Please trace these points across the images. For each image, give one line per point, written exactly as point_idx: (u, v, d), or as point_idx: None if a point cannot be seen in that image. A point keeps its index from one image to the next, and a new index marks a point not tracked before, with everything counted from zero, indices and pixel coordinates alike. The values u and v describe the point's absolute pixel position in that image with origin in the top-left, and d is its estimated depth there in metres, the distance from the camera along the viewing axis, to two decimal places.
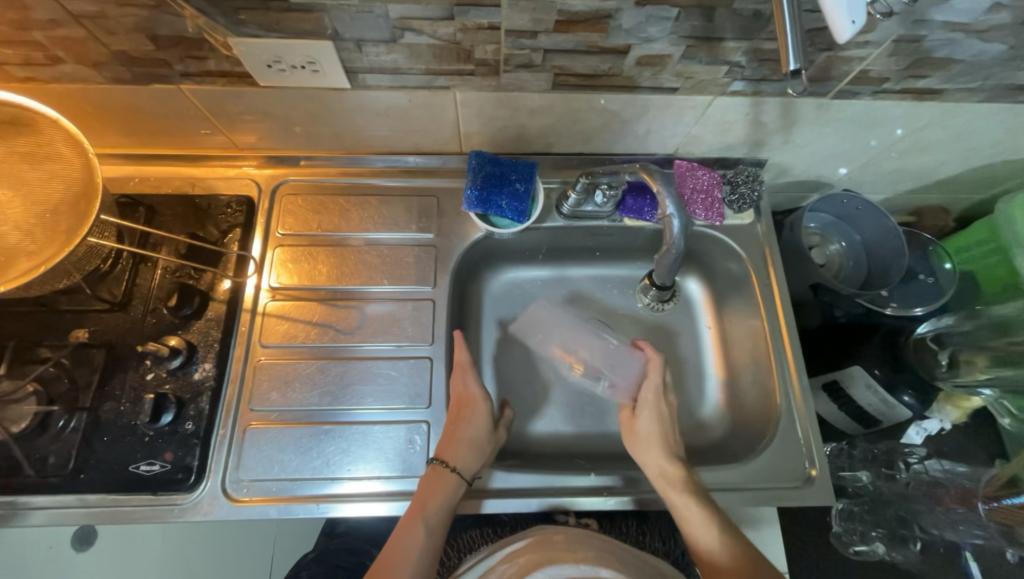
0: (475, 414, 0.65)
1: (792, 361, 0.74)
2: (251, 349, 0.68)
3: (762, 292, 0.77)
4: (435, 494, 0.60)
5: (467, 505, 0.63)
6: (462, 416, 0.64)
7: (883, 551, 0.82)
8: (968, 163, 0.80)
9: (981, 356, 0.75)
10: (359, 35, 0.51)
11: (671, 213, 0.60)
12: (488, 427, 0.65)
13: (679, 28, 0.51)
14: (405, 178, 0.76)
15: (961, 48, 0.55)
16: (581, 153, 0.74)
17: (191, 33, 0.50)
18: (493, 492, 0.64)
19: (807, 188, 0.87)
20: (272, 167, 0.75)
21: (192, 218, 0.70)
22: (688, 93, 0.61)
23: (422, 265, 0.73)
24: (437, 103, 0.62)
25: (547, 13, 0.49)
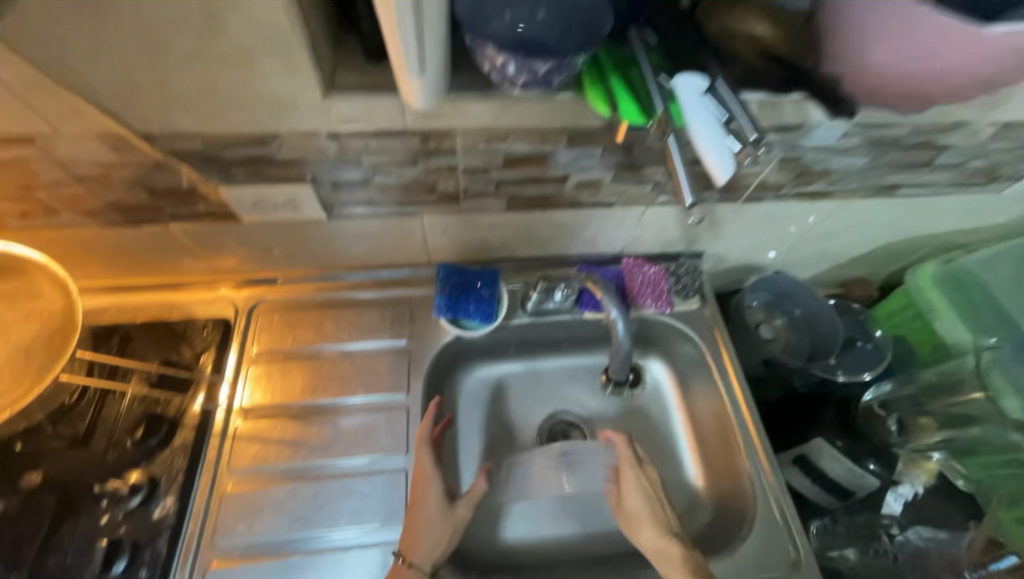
0: (427, 489, 0.64)
1: (757, 437, 0.77)
2: (218, 478, 0.65)
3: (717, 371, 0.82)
4: None
5: None
6: (416, 494, 0.64)
7: None
8: (874, 243, 0.93)
9: None
10: (336, 178, 0.59)
11: (615, 316, 0.69)
12: (442, 503, 0.64)
13: (607, 160, 0.62)
14: (379, 289, 0.80)
15: (834, 162, 0.68)
16: (540, 257, 0.82)
17: (184, 185, 0.57)
18: None
19: (745, 272, 0.97)
20: (250, 287, 0.78)
21: (167, 344, 0.72)
22: (624, 206, 0.71)
23: (396, 371, 0.75)
24: (406, 225, 0.69)
25: (496, 155, 0.58)
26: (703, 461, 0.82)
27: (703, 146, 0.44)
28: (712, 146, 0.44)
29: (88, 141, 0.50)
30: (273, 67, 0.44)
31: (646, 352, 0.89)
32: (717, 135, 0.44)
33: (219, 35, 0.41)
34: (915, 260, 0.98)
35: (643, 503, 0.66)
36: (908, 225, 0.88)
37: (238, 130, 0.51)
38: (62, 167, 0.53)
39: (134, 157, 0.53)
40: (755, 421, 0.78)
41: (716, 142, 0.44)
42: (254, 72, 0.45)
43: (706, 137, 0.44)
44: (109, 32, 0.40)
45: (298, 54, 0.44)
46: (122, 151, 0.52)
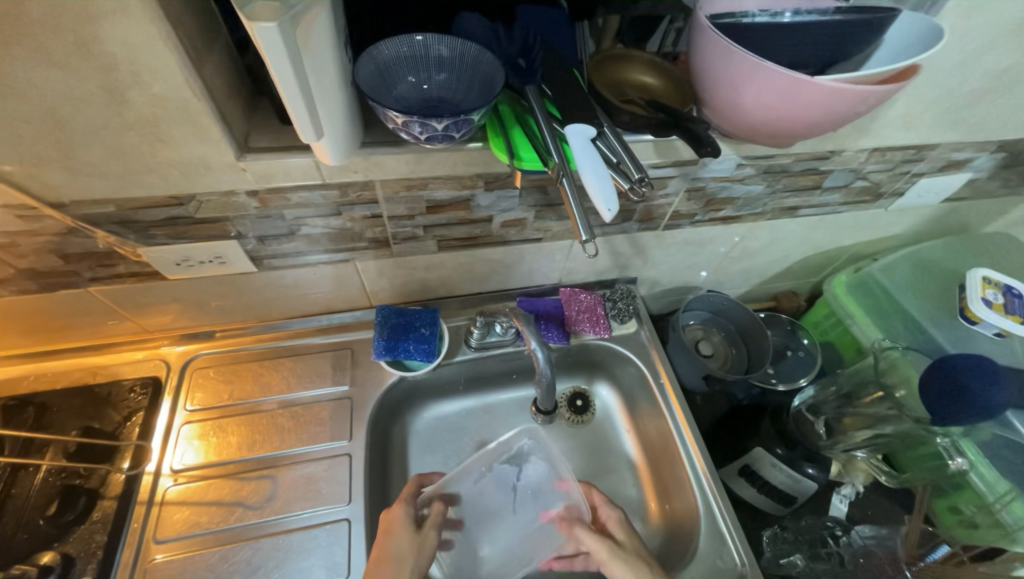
0: (393, 523, 0.63)
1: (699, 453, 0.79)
2: (143, 550, 0.62)
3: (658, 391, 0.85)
4: None
5: None
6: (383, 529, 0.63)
7: None
8: (791, 258, 1.00)
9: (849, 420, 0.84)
10: (261, 232, 0.60)
11: (534, 348, 0.71)
12: (411, 533, 0.63)
13: (527, 200, 0.66)
14: (320, 335, 0.80)
15: (735, 190, 0.75)
16: (480, 293, 0.85)
17: (101, 248, 0.57)
18: None
19: (680, 293, 1.02)
20: (185, 342, 0.76)
21: (90, 410, 0.69)
22: (552, 240, 0.75)
23: (338, 418, 0.74)
24: (340, 272, 0.71)
25: (418, 202, 0.61)
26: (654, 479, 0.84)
27: (589, 181, 0.46)
28: (597, 180, 0.46)
29: None
30: (182, 134, 0.46)
31: (592, 377, 0.92)
32: (601, 169, 0.47)
33: (123, 107, 0.43)
34: (829, 272, 1.06)
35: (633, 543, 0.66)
36: (816, 241, 0.96)
37: (154, 193, 0.52)
38: None
39: (45, 225, 0.52)
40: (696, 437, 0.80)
41: (600, 178, 0.46)
42: (164, 139, 0.46)
43: (592, 172, 0.47)
44: (8, 109, 0.41)
45: (206, 121, 0.45)
46: (31, 220, 0.51)
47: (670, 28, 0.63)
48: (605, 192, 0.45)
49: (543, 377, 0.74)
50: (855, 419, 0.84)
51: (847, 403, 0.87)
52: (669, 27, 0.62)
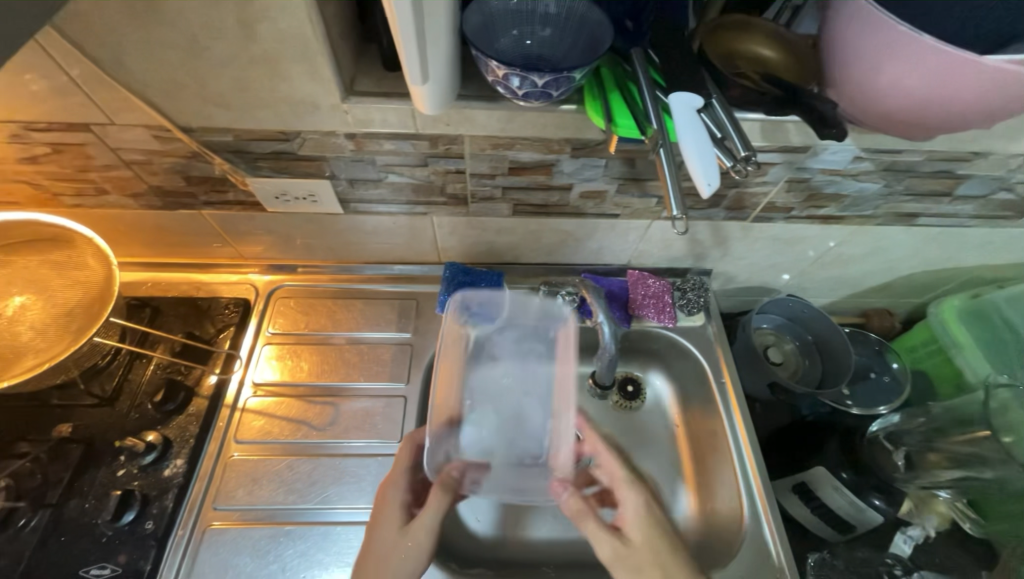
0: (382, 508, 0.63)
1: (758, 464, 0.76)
2: (224, 446, 0.70)
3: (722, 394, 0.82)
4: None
5: None
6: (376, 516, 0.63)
7: None
8: (894, 272, 0.90)
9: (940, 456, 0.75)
10: (352, 175, 0.63)
11: (602, 321, 0.70)
12: (399, 519, 0.62)
13: (611, 172, 0.64)
14: (390, 284, 0.84)
15: (845, 186, 0.67)
16: (546, 264, 0.85)
17: (216, 174, 0.62)
18: None
19: (756, 293, 0.95)
20: (272, 273, 0.84)
21: (191, 318, 0.77)
22: (629, 218, 0.73)
23: (398, 362, 0.78)
24: (414, 224, 0.73)
25: (501, 162, 0.61)
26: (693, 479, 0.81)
27: (691, 157, 0.44)
28: (702, 156, 0.43)
29: (136, 129, 0.56)
30: (298, 71, 0.49)
31: (647, 365, 0.89)
32: (705, 145, 0.45)
33: (251, 40, 0.46)
34: (937, 293, 0.94)
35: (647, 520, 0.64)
36: (929, 256, 0.85)
37: (266, 126, 0.56)
38: (113, 152, 0.59)
39: (174, 147, 0.58)
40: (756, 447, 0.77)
41: (704, 155, 0.44)
42: (282, 75, 0.49)
43: (695, 147, 0.44)
44: (158, 35, 0.45)
45: (319, 60, 0.48)
46: (164, 141, 0.57)
47: (786, 6, 0.57)
48: (709, 169, 0.43)
49: (605, 352, 0.73)
50: (943, 456, 0.75)
51: (936, 436, 0.78)
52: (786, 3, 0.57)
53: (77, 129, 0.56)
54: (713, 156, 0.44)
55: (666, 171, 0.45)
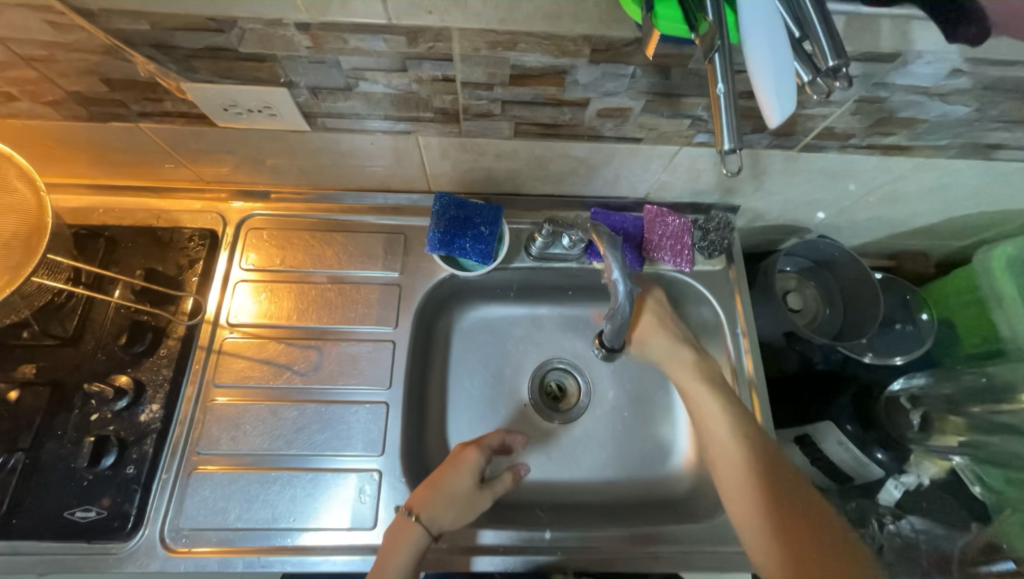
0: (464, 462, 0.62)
1: (720, 418, 0.65)
2: (205, 389, 0.66)
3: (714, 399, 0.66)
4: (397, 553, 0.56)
5: (439, 560, 0.63)
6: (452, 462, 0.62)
7: None
8: (947, 213, 0.79)
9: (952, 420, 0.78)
10: (313, 82, 0.50)
11: (617, 278, 0.57)
12: (475, 483, 0.62)
13: (638, 84, 0.51)
14: (374, 215, 0.75)
15: (926, 109, 0.54)
16: (551, 195, 0.74)
17: (143, 77, 0.50)
18: (475, 549, 0.64)
19: (784, 232, 0.85)
20: (241, 200, 0.74)
21: (153, 252, 0.69)
22: (653, 144, 0.61)
23: (385, 304, 0.72)
24: (395, 144, 0.62)
25: (501, 67, 0.48)
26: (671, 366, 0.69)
27: (758, 76, 0.32)
28: (772, 73, 0.32)
29: (21, 13, 0.43)
30: None
31: None
32: (782, 54, 0.32)
33: None
34: (988, 235, 0.84)
35: None
36: (995, 195, 0.74)
37: (191, 12, 0.42)
38: (3, 44, 0.47)
39: (78, 37, 0.46)
40: (757, 436, 0.64)
41: (778, 67, 0.32)
42: None
43: (767, 59, 0.32)
44: None
45: None
46: (63, 29, 0.45)
47: None
48: (780, 95, 0.32)
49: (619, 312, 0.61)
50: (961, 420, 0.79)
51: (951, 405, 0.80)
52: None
53: None
54: (791, 71, 0.32)
55: (718, 74, 0.34)
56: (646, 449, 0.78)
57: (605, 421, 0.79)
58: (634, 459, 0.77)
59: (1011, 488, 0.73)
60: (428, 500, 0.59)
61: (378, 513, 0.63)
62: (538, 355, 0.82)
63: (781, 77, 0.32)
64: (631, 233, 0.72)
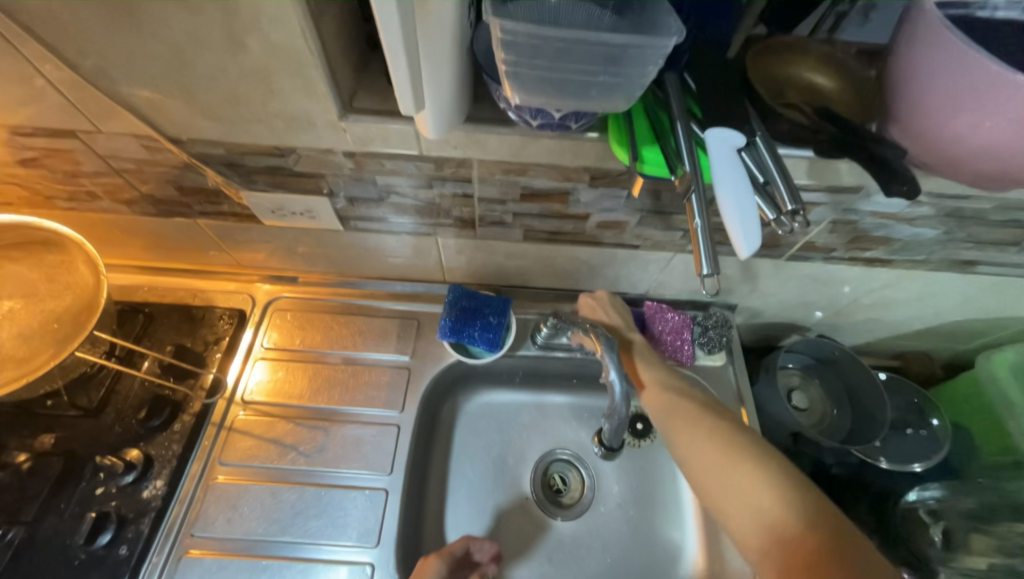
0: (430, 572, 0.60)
1: (730, 460, 0.53)
2: (209, 468, 0.67)
3: (711, 437, 0.55)
4: None
5: None
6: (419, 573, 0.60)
7: None
8: (941, 318, 0.82)
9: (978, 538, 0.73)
10: (351, 193, 0.59)
11: (613, 379, 0.59)
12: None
13: (632, 203, 0.58)
14: (391, 301, 0.81)
15: (897, 230, 0.60)
16: (556, 289, 0.79)
17: (209, 185, 0.59)
18: None
19: (784, 329, 0.88)
20: (271, 283, 0.81)
21: (185, 328, 0.75)
22: (649, 249, 0.67)
23: (393, 387, 0.74)
24: (416, 241, 0.69)
25: (512, 187, 0.56)
26: (668, 420, 0.60)
27: (729, 215, 0.37)
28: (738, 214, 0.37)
29: (123, 137, 0.53)
30: (290, 85, 0.45)
31: None
32: (745, 198, 0.38)
33: (239, 52, 0.42)
34: (989, 341, 0.86)
35: None
36: (985, 305, 0.77)
37: (260, 141, 0.52)
38: (102, 159, 0.56)
39: (164, 156, 0.55)
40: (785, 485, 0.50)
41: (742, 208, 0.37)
42: (274, 89, 0.45)
43: (733, 201, 0.37)
44: (137, 42, 0.41)
45: (313, 75, 0.44)
46: (154, 150, 0.54)
47: (831, 11, 0.50)
48: (749, 232, 0.37)
49: (617, 413, 0.62)
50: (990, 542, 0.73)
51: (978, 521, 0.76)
52: (833, 8, 0.50)
53: (62, 135, 0.53)
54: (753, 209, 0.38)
55: (695, 210, 0.40)
56: (650, 555, 0.74)
57: (607, 521, 0.76)
58: (638, 566, 0.73)
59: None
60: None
61: None
62: (541, 444, 0.81)
63: (747, 217, 0.37)
64: (622, 328, 0.69)
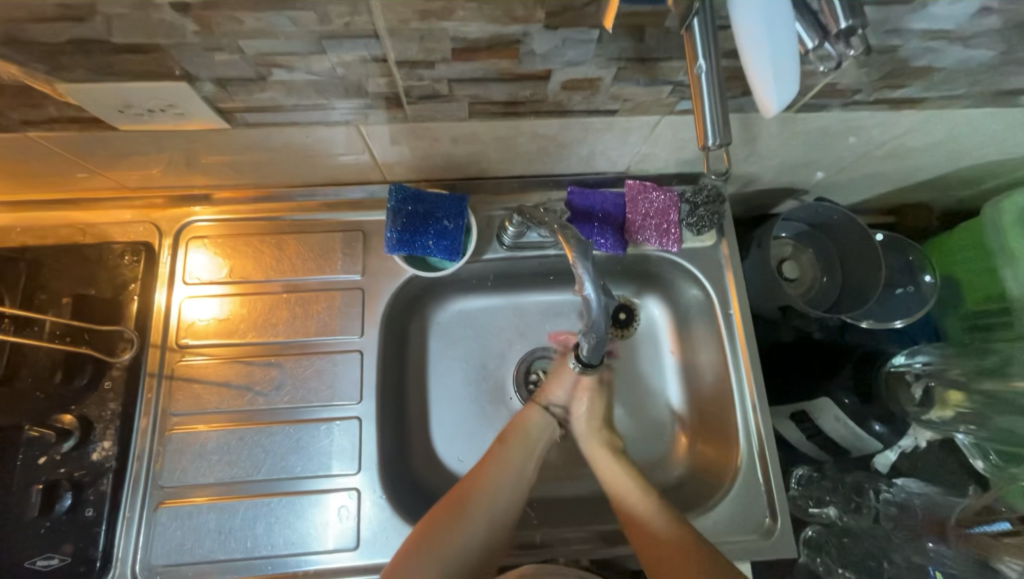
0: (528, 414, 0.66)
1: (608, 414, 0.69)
2: (159, 420, 0.61)
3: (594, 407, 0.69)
4: (489, 480, 0.60)
5: None
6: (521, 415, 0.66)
7: None
8: (956, 165, 0.72)
9: (956, 393, 0.74)
10: (217, 73, 0.42)
11: (590, 293, 0.51)
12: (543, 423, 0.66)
13: (605, 50, 0.43)
14: (328, 212, 0.68)
15: (943, 56, 0.47)
16: (521, 177, 0.66)
17: (9, 80, 0.41)
18: None
19: (780, 196, 0.78)
20: (175, 206, 0.67)
21: (81, 273, 0.63)
22: (630, 114, 0.53)
23: (347, 311, 0.66)
24: (334, 135, 0.53)
25: (439, 40, 0.40)
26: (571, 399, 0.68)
27: (751, 56, 0.31)
28: (765, 51, 0.31)
29: None
30: None
31: (641, 290, 0.77)
32: (777, 23, 0.30)
33: None
34: (1002, 185, 0.78)
35: (690, 356, 0.74)
36: (1010, 143, 0.67)
37: None
38: None
39: None
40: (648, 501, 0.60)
41: (771, 38, 0.30)
42: None
43: (760, 29, 0.30)
44: None
45: None
46: None
47: None
48: (779, 72, 0.31)
49: (593, 322, 0.54)
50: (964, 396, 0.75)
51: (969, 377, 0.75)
52: None
53: None
54: (790, 40, 0.31)
55: (698, 51, 0.36)
56: (634, 438, 0.74)
57: None
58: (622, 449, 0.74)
59: (1012, 465, 0.71)
60: (480, 497, 0.59)
61: (359, 532, 0.60)
62: (520, 348, 0.76)
63: (780, 53, 0.31)
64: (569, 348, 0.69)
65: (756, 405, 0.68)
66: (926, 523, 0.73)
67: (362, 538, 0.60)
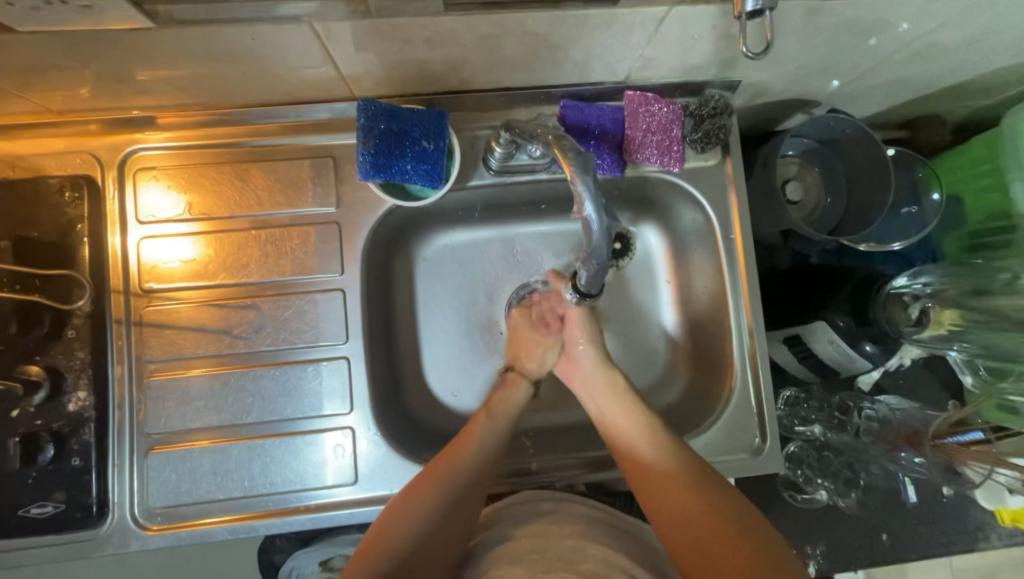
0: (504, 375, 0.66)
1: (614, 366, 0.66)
2: (134, 368, 0.58)
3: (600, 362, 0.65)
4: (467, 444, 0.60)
5: None
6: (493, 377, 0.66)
7: (828, 498, 0.78)
8: (984, 67, 0.66)
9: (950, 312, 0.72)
10: None
11: (589, 214, 0.46)
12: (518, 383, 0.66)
13: None
14: (292, 135, 0.60)
15: None
16: (508, 89, 0.59)
17: None
18: None
19: (791, 108, 0.72)
20: (113, 132, 0.58)
21: (17, 213, 0.56)
22: (633, 5, 0.45)
23: (325, 247, 0.61)
24: (286, 37, 0.45)
25: None
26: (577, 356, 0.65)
27: None
28: None
29: None
30: None
31: (638, 216, 0.73)
32: None
33: None
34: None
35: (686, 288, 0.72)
36: None
37: None
38: None
39: None
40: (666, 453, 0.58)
41: None
42: None
43: None
44: None
45: None
46: None
47: None
48: None
49: (596, 249, 0.50)
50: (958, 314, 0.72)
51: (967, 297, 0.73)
52: None
53: None
54: None
55: None
56: (628, 367, 0.74)
57: None
58: None
59: (1001, 380, 0.73)
60: (460, 456, 0.59)
61: (356, 467, 0.60)
62: (511, 282, 0.72)
63: None
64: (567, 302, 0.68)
65: (753, 333, 0.67)
66: (903, 436, 0.76)
67: (360, 472, 0.60)
